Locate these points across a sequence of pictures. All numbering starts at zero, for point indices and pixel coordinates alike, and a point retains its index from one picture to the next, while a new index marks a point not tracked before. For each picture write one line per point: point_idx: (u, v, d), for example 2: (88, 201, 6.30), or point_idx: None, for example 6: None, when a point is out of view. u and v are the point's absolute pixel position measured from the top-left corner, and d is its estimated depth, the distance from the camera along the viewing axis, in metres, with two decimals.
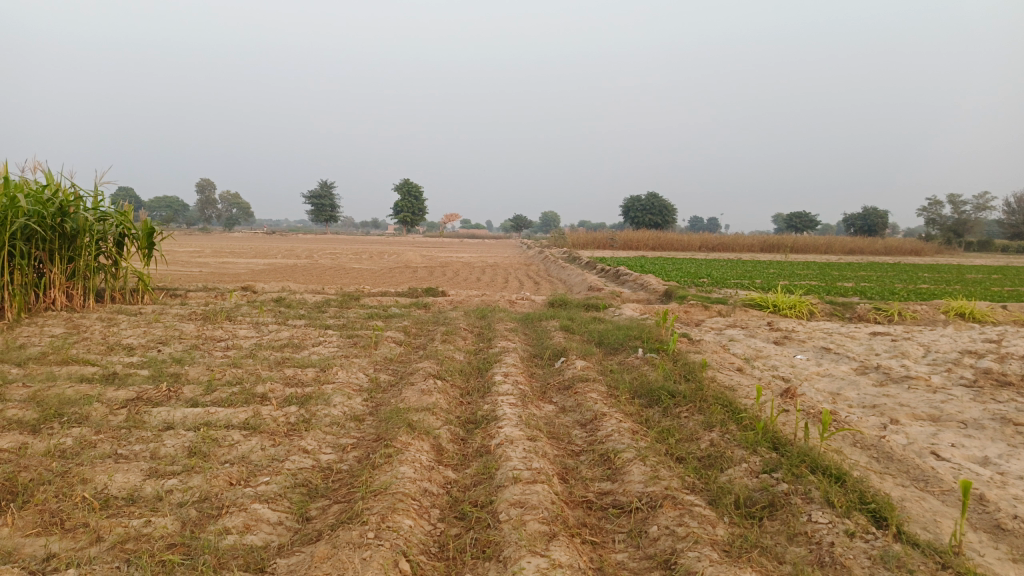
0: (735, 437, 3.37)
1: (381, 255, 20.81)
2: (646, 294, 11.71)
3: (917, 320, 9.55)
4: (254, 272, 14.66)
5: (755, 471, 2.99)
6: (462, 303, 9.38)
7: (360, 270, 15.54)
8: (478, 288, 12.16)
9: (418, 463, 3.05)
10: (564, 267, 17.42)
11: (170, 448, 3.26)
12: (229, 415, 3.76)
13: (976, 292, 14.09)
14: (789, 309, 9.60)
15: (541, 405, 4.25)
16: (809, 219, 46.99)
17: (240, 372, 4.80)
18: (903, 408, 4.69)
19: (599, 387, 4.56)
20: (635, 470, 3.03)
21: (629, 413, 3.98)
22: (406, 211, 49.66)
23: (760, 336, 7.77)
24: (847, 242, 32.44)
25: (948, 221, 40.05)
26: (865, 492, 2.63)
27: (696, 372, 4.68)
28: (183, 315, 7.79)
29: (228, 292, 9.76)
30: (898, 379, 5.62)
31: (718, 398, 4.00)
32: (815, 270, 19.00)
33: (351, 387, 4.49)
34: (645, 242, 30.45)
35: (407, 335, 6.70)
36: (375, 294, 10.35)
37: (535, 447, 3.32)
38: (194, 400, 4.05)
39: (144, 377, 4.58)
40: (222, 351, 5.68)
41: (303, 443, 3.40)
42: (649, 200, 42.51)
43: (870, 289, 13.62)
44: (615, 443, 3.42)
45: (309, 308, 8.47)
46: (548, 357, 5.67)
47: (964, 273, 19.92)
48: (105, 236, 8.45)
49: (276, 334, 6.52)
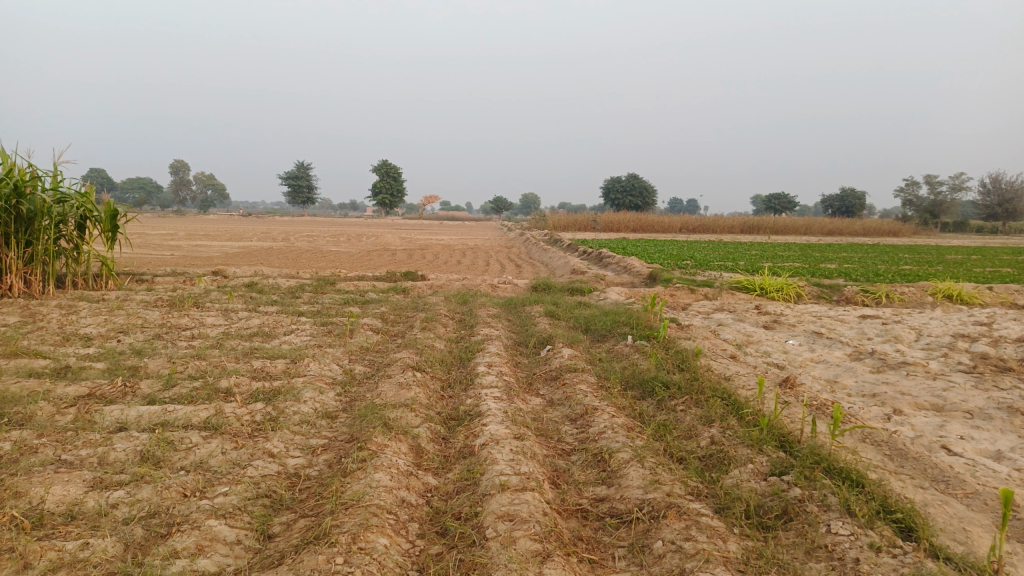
0: (738, 435, 3.12)
1: (359, 237, 20.38)
2: (630, 278, 11.47)
3: (905, 303, 9.40)
4: (227, 255, 14.19)
5: (763, 473, 2.75)
6: (442, 287, 9.07)
7: (337, 254, 15.14)
8: (458, 272, 11.84)
9: (394, 468, 2.77)
10: (545, 250, 17.15)
11: (119, 454, 2.94)
12: (189, 414, 3.45)
13: (957, 273, 14.05)
14: (776, 292, 9.40)
15: (527, 398, 3.98)
16: (787, 200, 47.00)
17: (204, 364, 4.47)
18: (904, 396, 4.48)
19: (588, 378, 4.30)
20: (633, 474, 2.77)
21: (621, 407, 3.73)
22: (385, 193, 49.01)
23: (749, 321, 7.55)
24: (826, 223, 32.42)
25: (925, 202, 40.27)
26: (887, 498, 2.39)
27: (690, 361, 4.43)
28: (149, 301, 7.39)
29: (197, 277, 9.36)
30: (895, 365, 5.42)
31: (716, 390, 3.75)
32: (796, 252, 18.92)
33: (324, 380, 4.19)
34: (626, 224, 30.21)
35: (385, 322, 6.39)
36: (351, 278, 9.99)
37: (523, 447, 3.05)
38: (152, 397, 3.73)
39: (100, 371, 4.24)
40: (187, 341, 5.32)
41: (269, 445, 3.10)
42: (629, 181, 42.26)
43: (854, 271, 13.49)
44: (609, 441, 3.16)
45: (283, 293, 8.11)
46: (532, 345, 5.39)
47: (944, 254, 19.98)
48: (65, 219, 8.00)
49: (246, 322, 6.18)
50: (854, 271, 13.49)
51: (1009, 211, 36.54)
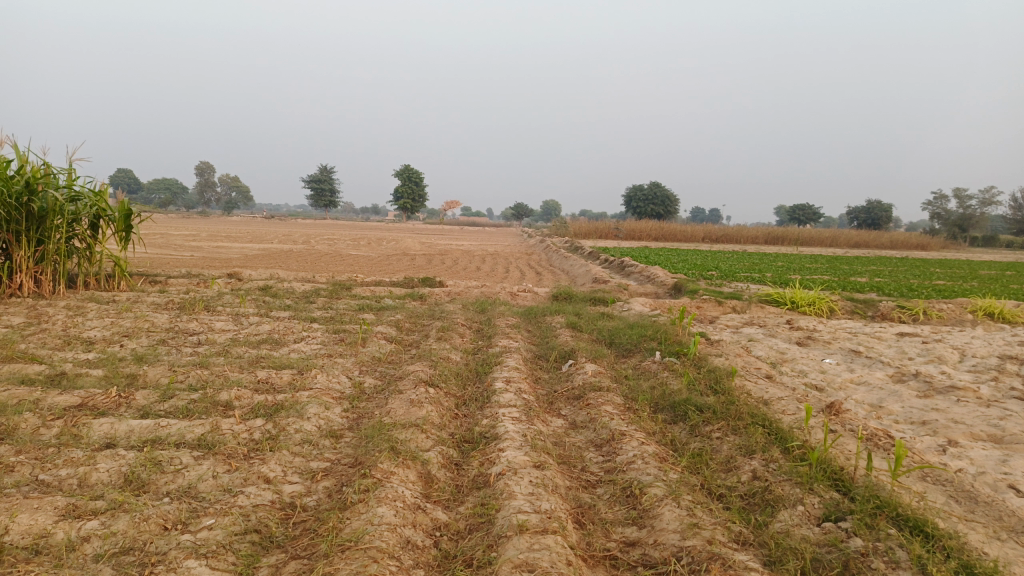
0: (784, 470, 2.80)
1: (379, 242, 20.16)
2: (655, 288, 11.13)
3: (943, 320, 8.97)
4: (246, 257, 14.04)
5: (816, 518, 2.44)
6: (461, 295, 8.79)
7: (356, 257, 14.95)
8: (477, 278, 11.56)
9: (400, 500, 2.48)
10: (566, 257, 16.82)
11: (100, 476, 2.68)
12: (182, 430, 3.19)
13: (994, 289, 13.52)
14: (807, 306, 9.01)
15: (548, 420, 3.67)
16: (811, 211, 46.27)
17: (206, 374, 4.22)
18: (957, 426, 4.11)
19: (614, 398, 3.98)
20: (668, 515, 2.45)
21: (651, 433, 3.42)
22: (408, 197, 48.88)
23: (780, 337, 7.20)
24: (852, 235, 31.75)
25: (953, 216, 39.43)
26: (967, 557, 2.06)
27: (724, 382, 4.10)
28: (159, 304, 7.19)
29: (211, 279, 9.17)
30: (942, 390, 5.04)
31: (756, 416, 3.43)
32: (824, 264, 18.46)
33: (330, 394, 3.92)
34: (648, 233, 29.76)
35: (399, 331, 6.11)
36: (368, 283, 9.75)
37: (543, 479, 2.75)
38: (146, 410, 3.48)
39: (96, 379, 4.00)
40: (192, 348, 5.08)
41: (265, 469, 2.82)
42: (652, 190, 41.82)
43: (886, 285, 13.01)
44: (639, 474, 2.86)
45: (297, 298, 7.88)
46: (554, 359, 5.08)
47: (977, 270, 19.38)
48: (77, 218, 7.84)
49: (255, 328, 5.94)
50: (885, 285, 13.02)
51: None
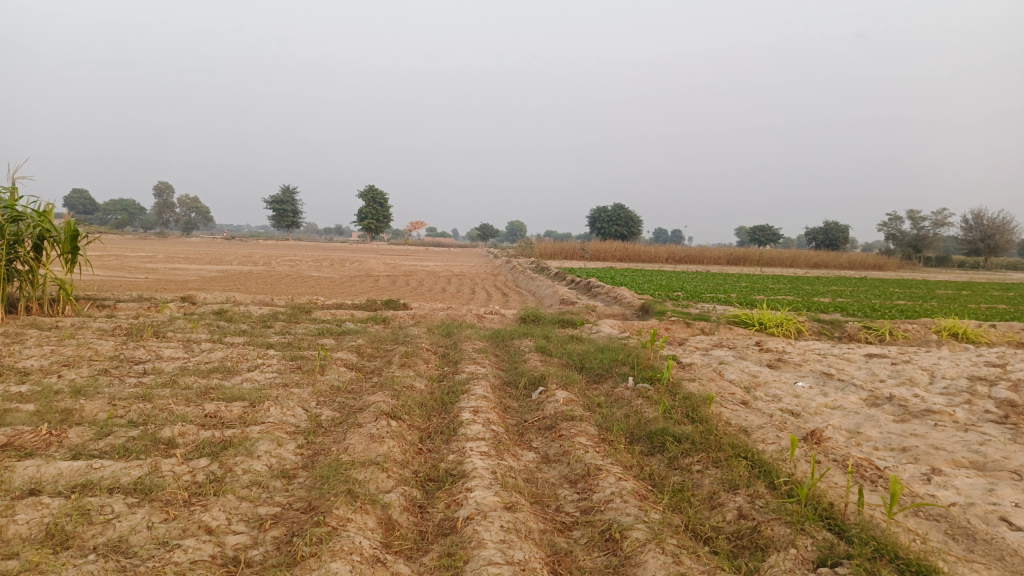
0: (771, 508, 2.63)
1: (342, 262, 19.81)
2: (622, 309, 11.01)
3: (909, 341, 8.97)
4: (202, 280, 13.57)
5: (810, 562, 2.26)
6: (425, 318, 8.53)
7: (317, 279, 14.59)
8: (442, 300, 11.30)
9: (357, 553, 2.23)
10: (532, 278, 16.66)
11: (18, 529, 2.37)
12: (117, 474, 2.90)
13: (953, 309, 13.68)
14: (776, 328, 8.96)
15: (519, 454, 3.45)
16: (771, 233, 47.02)
17: (148, 407, 3.90)
18: (938, 452, 3.99)
19: (588, 429, 3.77)
20: (651, 563, 2.25)
21: (628, 467, 3.22)
22: (371, 218, 48.40)
23: (751, 359, 7.09)
24: (811, 255, 32.25)
25: (908, 236, 40.40)
26: None
27: (701, 410, 3.93)
28: (105, 330, 6.80)
29: (163, 303, 8.76)
30: (918, 413, 4.94)
31: (737, 447, 3.25)
32: (787, 284, 18.59)
33: (284, 429, 3.64)
34: (612, 253, 29.81)
35: (360, 357, 5.83)
36: (329, 306, 9.44)
37: (515, 523, 2.53)
38: (77, 450, 3.16)
39: (26, 414, 3.66)
40: (136, 378, 4.75)
41: (208, 517, 2.55)
42: (615, 211, 42.06)
43: (850, 305, 13.09)
44: (618, 514, 2.65)
45: (254, 322, 7.55)
46: (523, 386, 4.85)
47: (935, 289, 19.68)
48: (19, 239, 7.44)
49: (207, 355, 5.62)
50: (848, 305, 13.11)
51: (991, 247, 36.61)
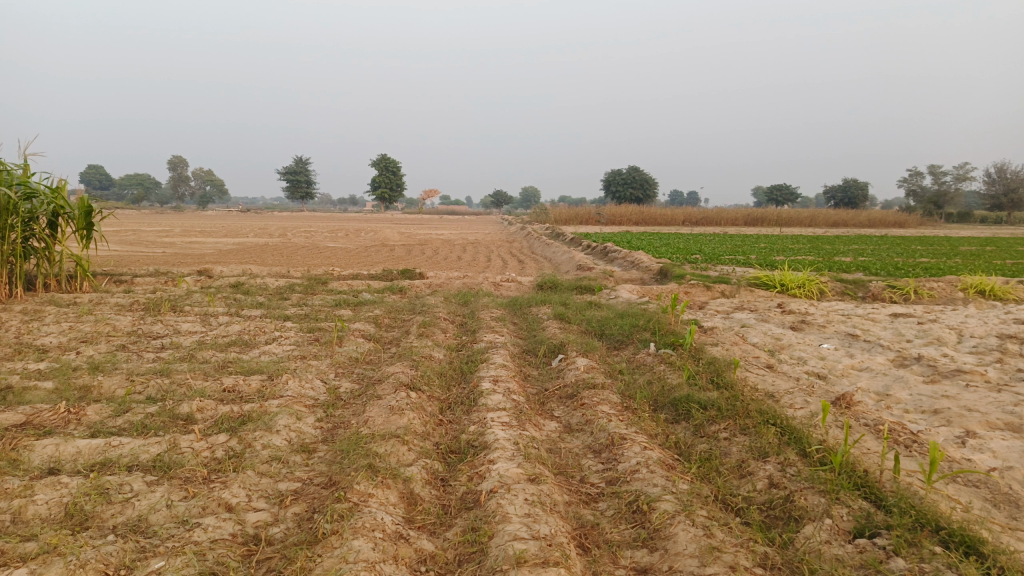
0: (803, 476, 2.54)
1: (356, 232, 19.75)
2: (640, 273, 10.87)
3: (935, 299, 8.79)
4: (218, 253, 13.57)
5: (845, 533, 2.19)
6: (442, 286, 8.46)
7: (333, 250, 14.55)
8: (458, 268, 11.22)
9: (379, 530, 2.18)
10: (548, 244, 16.53)
11: (36, 510, 2.34)
12: (135, 451, 2.86)
13: (978, 266, 13.40)
14: (797, 289, 8.80)
15: (541, 423, 3.39)
16: (789, 192, 46.37)
17: (166, 383, 3.87)
18: (972, 414, 3.88)
19: (611, 397, 3.70)
20: (682, 536, 2.18)
21: (654, 435, 3.14)
22: (385, 187, 48.22)
23: (773, 321, 6.96)
24: (830, 214, 31.74)
25: (929, 193, 39.64)
26: None
27: (726, 376, 3.84)
28: (123, 306, 6.79)
29: (180, 277, 8.74)
30: (948, 374, 4.81)
31: (764, 413, 3.17)
32: (807, 244, 18.30)
33: (303, 402, 3.60)
34: (628, 216, 29.50)
35: (378, 328, 5.78)
36: (345, 276, 9.38)
37: (540, 495, 2.47)
38: (96, 428, 3.14)
39: (44, 393, 3.64)
40: (154, 353, 4.73)
41: (227, 494, 2.51)
42: (630, 175, 41.59)
43: (872, 264, 12.85)
44: (645, 485, 2.58)
45: (270, 294, 7.51)
46: (543, 354, 4.78)
47: (958, 246, 19.28)
48: (34, 216, 7.41)
49: (225, 329, 5.58)
50: (870, 264, 12.86)
51: (1015, 202, 35.83)
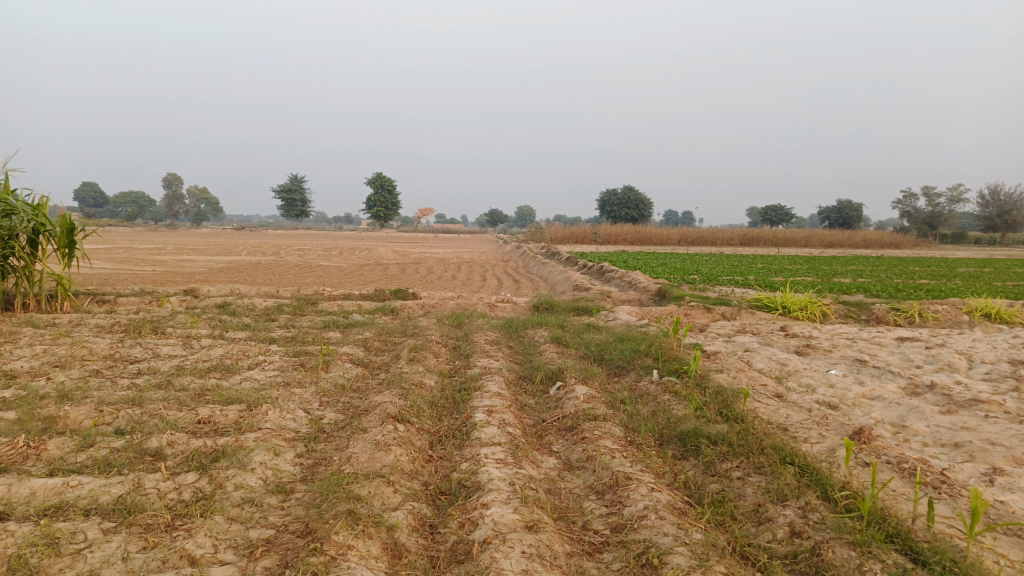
0: (828, 525, 2.31)
1: (350, 251, 19.49)
2: (638, 294, 10.66)
3: (940, 322, 8.58)
4: (209, 271, 13.29)
5: None
6: (435, 307, 8.23)
7: (325, 268, 14.28)
8: (452, 288, 10.98)
9: None
10: (544, 264, 16.31)
11: None
12: (94, 493, 2.61)
13: (979, 287, 13.21)
14: (799, 311, 8.60)
15: (538, 460, 3.14)
16: (783, 213, 46.40)
17: (138, 413, 3.61)
18: (996, 447, 3.64)
19: (613, 430, 3.45)
20: None
21: (661, 475, 2.90)
22: (380, 205, 48.10)
23: (777, 346, 6.73)
24: (825, 235, 31.64)
25: (923, 214, 39.67)
26: None
27: (735, 408, 3.61)
28: (103, 327, 6.52)
29: (165, 297, 8.47)
30: (964, 403, 4.58)
31: (780, 450, 2.93)
32: (805, 265, 18.12)
33: (283, 436, 3.35)
34: (624, 236, 29.31)
35: (367, 352, 5.53)
36: (336, 296, 9.14)
37: (539, 547, 2.23)
38: (54, 466, 2.88)
39: (5, 425, 3.37)
40: (129, 379, 4.46)
41: (192, 544, 2.26)
42: (625, 194, 41.50)
43: (873, 286, 12.63)
44: (655, 534, 2.34)
45: (257, 316, 7.26)
46: (539, 381, 4.54)
47: (956, 267, 19.14)
48: (13, 234, 7.15)
49: (206, 353, 5.32)
50: (870, 285, 12.64)
51: (1009, 223, 35.82)
